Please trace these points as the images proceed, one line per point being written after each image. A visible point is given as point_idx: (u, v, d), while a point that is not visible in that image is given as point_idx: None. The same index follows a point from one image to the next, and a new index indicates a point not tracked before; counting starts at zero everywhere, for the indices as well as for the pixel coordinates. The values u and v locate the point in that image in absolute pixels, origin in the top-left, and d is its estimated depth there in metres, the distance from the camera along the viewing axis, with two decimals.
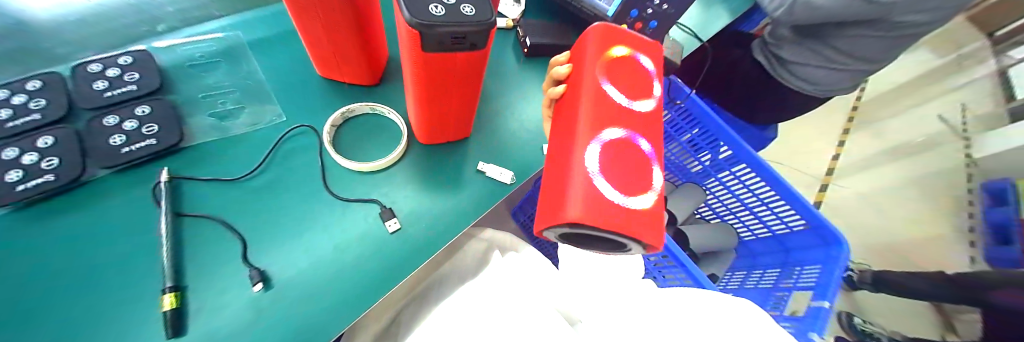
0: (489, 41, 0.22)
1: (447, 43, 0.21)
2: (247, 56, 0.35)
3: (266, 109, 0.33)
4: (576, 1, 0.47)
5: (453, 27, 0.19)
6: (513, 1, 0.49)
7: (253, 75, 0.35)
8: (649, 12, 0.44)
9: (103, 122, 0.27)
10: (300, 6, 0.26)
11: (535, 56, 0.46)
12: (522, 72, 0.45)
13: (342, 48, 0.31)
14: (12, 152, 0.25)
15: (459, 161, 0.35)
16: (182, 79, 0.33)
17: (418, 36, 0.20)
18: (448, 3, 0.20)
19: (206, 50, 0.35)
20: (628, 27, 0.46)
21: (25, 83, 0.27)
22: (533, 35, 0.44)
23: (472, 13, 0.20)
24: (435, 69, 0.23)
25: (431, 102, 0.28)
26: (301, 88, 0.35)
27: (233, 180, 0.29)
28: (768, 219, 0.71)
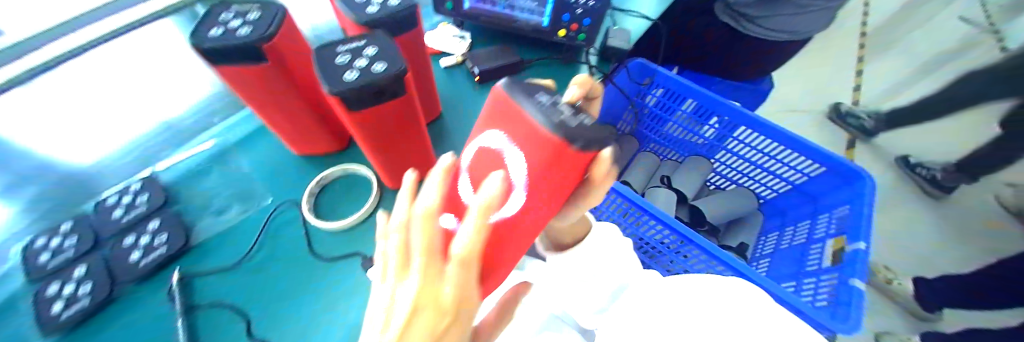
0: (407, 87, 0.25)
1: (371, 101, 0.23)
2: (232, 154, 0.40)
3: (254, 197, 0.38)
4: (511, 22, 0.51)
5: (369, 86, 0.22)
6: (458, 38, 0.53)
7: (240, 170, 0.39)
8: (579, 12, 0.47)
9: (122, 243, 0.32)
10: (256, 102, 0.29)
11: (487, 81, 0.50)
12: (478, 99, 0.49)
13: (303, 127, 0.34)
14: (54, 287, 0.29)
15: None
16: (185, 190, 0.37)
17: (340, 101, 0.22)
18: (362, 66, 0.23)
19: (205, 156, 0.39)
20: (566, 30, 0.49)
21: (59, 228, 0.33)
22: (481, 64, 0.49)
23: (383, 68, 0.23)
24: (371, 124, 0.26)
25: (377, 151, 0.30)
26: (282, 168, 0.40)
27: (231, 266, 0.33)
28: (783, 172, 0.67)
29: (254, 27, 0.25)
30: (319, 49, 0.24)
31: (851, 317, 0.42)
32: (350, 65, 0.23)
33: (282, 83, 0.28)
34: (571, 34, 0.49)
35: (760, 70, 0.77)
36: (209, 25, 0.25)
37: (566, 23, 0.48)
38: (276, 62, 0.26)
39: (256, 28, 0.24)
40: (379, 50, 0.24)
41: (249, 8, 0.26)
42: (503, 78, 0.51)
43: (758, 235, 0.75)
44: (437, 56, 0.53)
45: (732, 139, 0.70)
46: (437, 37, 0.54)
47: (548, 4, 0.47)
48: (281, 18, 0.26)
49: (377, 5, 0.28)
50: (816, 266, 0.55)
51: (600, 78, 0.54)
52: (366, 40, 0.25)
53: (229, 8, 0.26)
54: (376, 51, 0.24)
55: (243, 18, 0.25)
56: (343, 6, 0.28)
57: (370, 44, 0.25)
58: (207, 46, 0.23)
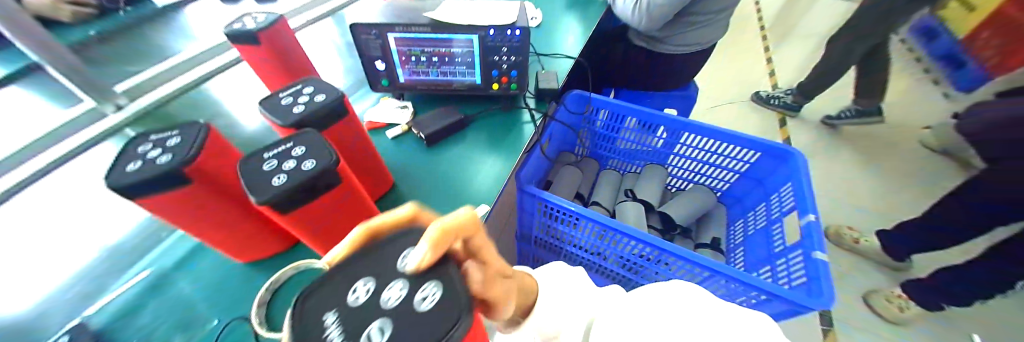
0: (342, 175, 0.26)
1: (305, 198, 0.24)
2: (172, 281, 0.38)
3: (200, 322, 0.35)
4: (448, 84, 0.55)
5: (298, 185, 0.22)
6: (400, 108, 0.56)
7: (184, 294, 0.37)
8: (505, 66, 0.52)
9: None
10: (188, 222, 0.28)
11: (435, 143, 0.52)
12: (429, 159, 0.50)
13: (244, 232, 0.33)
14: None
15: None
16: (118, 336, 0.33)
17: (271, 207, 0.23)
18: (290, 167, 0.24)
19: (143, 286, 0.37)
20: (497, 83, 0.54)
21: None
22: (426, 128, 0.51)
23: (312, 166, 0.23)
24: (309, 221, 0.26)
25: (323, 243, 0.29)
26: (233, 280, 0.38)
27: None
28: (728, 164, 0.72)
29: (174, 153, 0.25)
30: (245, 160, 0.25)
31: (824, 291, 0.43)
32: (279, 169, 0.24)
33: (211, 197, 0.27)
34: (503, 85, 0.54)
35: (683, 80, 0.86)
36: (126, 161, 0.25)
37: (496, 77, 0.53)
38: (202, 180, 0.26)
39: (177, 153, 0.25)
40: (305, 147, 0.25)
41: (169, 135, 0.27)
42: (450, 136, 0.54)
43: (727, 226, 0.78)
44: (383, 128, 0.55)
45: (676, 146, 0.75)
46: (380, 111, 0.56)
47: (476, 65, 0.52)
48: (202, 137, 0.27)
49: (303, 103, 0.30)
50: (782, 247, 0.58)
51: (541, 118, 0.57)
52: (292, 140, 0.26)
53: (148, 139, 0.27)
54: (302, 148, 0.25)
55: (163, 146, 0.26)
56: (268, 112, 0.30)
57: (296, 143, 0.26)
58: (125, 183, 0.23)
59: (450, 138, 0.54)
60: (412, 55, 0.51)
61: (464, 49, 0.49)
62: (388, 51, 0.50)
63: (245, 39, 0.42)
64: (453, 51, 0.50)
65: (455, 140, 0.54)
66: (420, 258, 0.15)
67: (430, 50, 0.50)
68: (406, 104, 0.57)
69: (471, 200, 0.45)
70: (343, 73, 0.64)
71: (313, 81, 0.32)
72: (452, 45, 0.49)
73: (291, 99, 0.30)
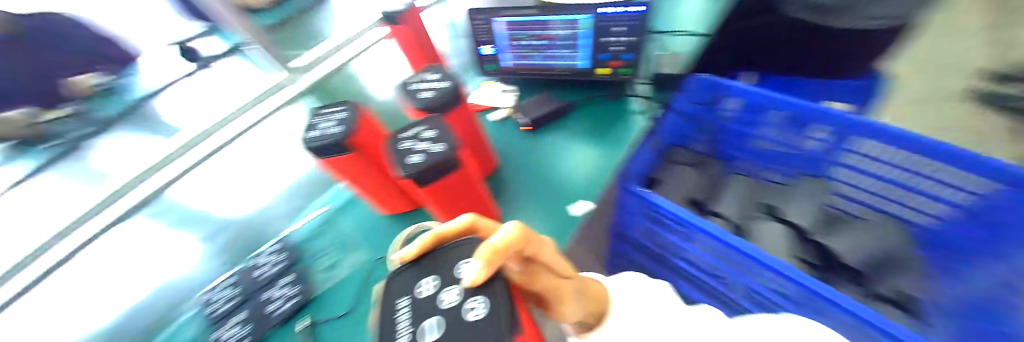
0: (463, 157, 0.27)
1: (436, 175, 0.25)
2: (335, 221, 0.51)
3: (352, 255, 0.47)
4: (551, 71, 0.53)
5: (431, 162, 0.24)
6: (505, 91, 0.57)
7: (341, 233, 0.50)
8: (615, 49, 0.47)
9: (271, 292, 0.41)
10: (352, 179, 0.36)
11: (539, 128, 0.52)
12: (530, 144, 0.51)
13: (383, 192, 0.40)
14: (231, 324, 0.39)
15: None
16: (307, 251, 0.47)
17: (413, 181, 0.25)
18: (423, 148, 0.26)
19: (315, 224, 0.50)
20: (607, 67, 0.49)
21: (222, 283, 0.42)
22: (530, 114, 0.51)
23: (441, 149, 0.25)
24: (437, 195, 0.28)
25: (444, 216, 0.32)
26: (373, 229, 0.49)
27: (340, 315, 0.41)
28: (940, 191, 0.38)
29: (343, 124, 0.30)
30: (391, 137, 0.28)
31: None
32: (412, 149, 0.26)
33: (365, 164, 0.33)
34: (613, 71, 0.49)
35: None
36: (308, 128, 0.31)
37: (604, 61, 0.49)
38: (359, 151, 0.31)
39: (346, 125, 0.30)
40: (438, 130, 0.27)
41: (336, 109, 0.33)
42: (555, 121, 0.53)
43: None
44: (484, 112, 0.57)
45: (853, 156, 0.43)
46: (484, 94, 0.58)
47: (584, 48, 0.48)
48: (360, 114, 0.32)
49: (430, 89, 0.32)
50: None
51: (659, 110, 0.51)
52: (425, 123, 0.28)
53: (323, 111, 0.33)
54: (434, 131, 0.27)
55: (333, 118, 0.32)
56: (406, 97, 0.33)
57: (427, 126, 0.28)
58: (314, 147, 0.30)
59: (553, 126, 0.53)
60: (519, 40, 0.50)
61: (573, 30, 0.46)
62: (495, 34, 0.50)
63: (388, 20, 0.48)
64: (560, 33, 0.47)
65: (562, 125, 0.52)
66: (474, 274, 0.14)
67: (535, 32, 0.48)
68: (513, 89, 0.58)
69: (573, 194, 0.44)
70: (452, 55, 0.68)
71: (441, 69, 0.35)
72: (561, 26, 0.46)
73: (419, 84, 0.33)
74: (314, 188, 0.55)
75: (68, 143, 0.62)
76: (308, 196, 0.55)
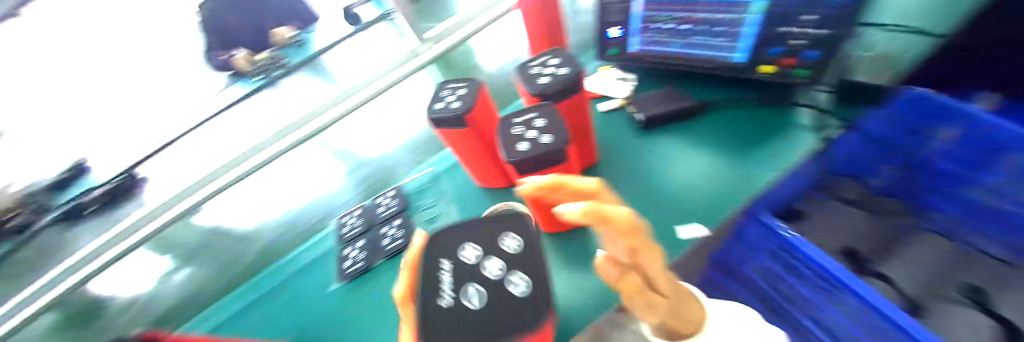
0: (569, 152, 0.25)
1: (539, 166, 0.25)
2: (439, 181, 0.56)
3: (448, 215, 0.51)
4: (688, 60, 0.46)
5: (537, 154, 0.24)
6: (622, 79, 0.52)
7: (441, 192, 0.54)
8: (799, 43, 0.37)
9: (383, 231, 0.50)
10: (462, 148, 0.40)
11: (652, 127, 0.47)
12: (640, 144, 0.46)
13: (483, 165, 0.43)
14: (356, 247, 0.50)
15: (584, 245, 0.41)
16: (414, 201, 0.54)
17: (514, 167, 0.25)
18: (532, 136, 0.25)
19: (423, 181, 0.56)
20: (771, 63, 0.41)
21: (354, 213, 0.54)
22: (646, 110, 0.46)
23: (549, 141, 0.24)
24: (533, 185, 0.28)
25: None
26: (469, 195, 0.52)
27: None
28: None
29: (463, 101, 0.35)
30: (502, 122, 0.28)
31: None
32: (522, 135, 0.26)
33: (475, 138, 0.37)
34: (782, 70, 0.40)
35: None
36: (436, 100, 0.37)
37: (772, 57, 0.40)
38: (473, 127, 0.35)
39: (466, 103, 0.35)
40: (548, 122, 0.26)
41: (459, 85, 0.38)
42: (673, 123, 0.47)
43: None
44: (597, 100, 0.53)
45: None
46: (599, 81, 0.53)
47: (745, 38, 0.40)
48: (478, 94, 0.36)
49: (548, 74, 0.32)
50: None
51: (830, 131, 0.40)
52: (537, 111, 0.27)
53: (448, 86, 0.38)
54: (545, 123, 0.26)
55: (456, 94, 0.36)
56: (521, 78, 0.33)
57: (540, 116, 0.27)
58: (437, 117, 0.35)
59: (670, 130, 0.47)
60: (656, 22, 0.44)
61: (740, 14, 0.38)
62: (631, 16, 0.45)
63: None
64: (720, 18, 0.40)
65: (681, 129, 0.46)
66: (528, 183, 0.14)
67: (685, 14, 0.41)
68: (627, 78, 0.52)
69: (684, 206, 0.39)
70: (572, 33, 0.65)
71: (559, 52, 0.34)
72: (719, 10, 0.39)
73: (539, 68, 0.33)
74: (427, 149, 0.62)
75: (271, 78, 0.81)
76: (421, 154, 0.61)
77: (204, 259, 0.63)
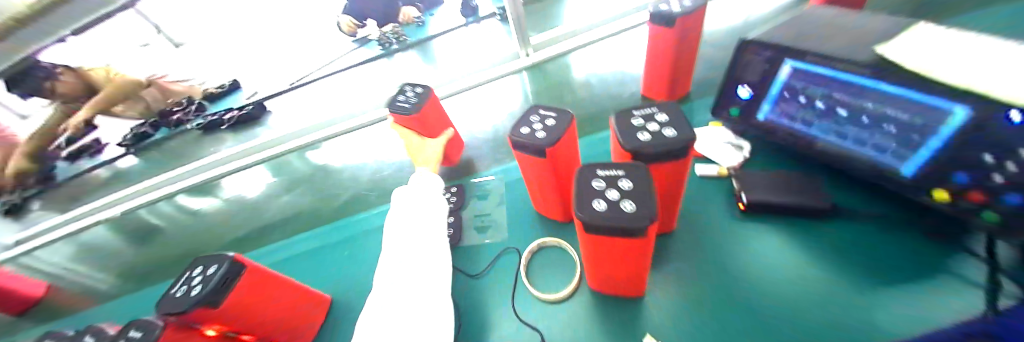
0: (651, 231, 0.24)
1: (613, 232, 0.24)
2: (500, 190, 0.57)
3: (500, 227, 0.52)
4: (829, 149, 0.40)
5: (614, 221, 0.24)
6: (735, 147, 0.47)
7: (500, 201, 0.56)
8: (998, 182, 0.28)
9: None
10: (534, 175, 0.40)
11: (751, 211, 0.42)
12: (722, 227, 0.42)
13: (548, 196, 0.43)
14: None
15: (625, 315, 0.38)
16: (473, 204, 0.56)
17: (584, 224, 0.25)
18: (611, 197, 0.25)
19: (487, 186, 0.59)
20: (949, 192, 0.32)
21: None
22: (753, 190, 0.41)
23: (630, 209, 0.24)
24: (598, 245, 0.27)
25: (595, 261, 0.31)
26: (524, 215, 0.52)
27: (467, 275, 0.47)
28: None
29: (548, 133, 0.35)
30: (582, 168, 0.28)
31: None
32: (602, 193, 0.26)
33: (551, 169, 0.37)
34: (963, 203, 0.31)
35: None
36: (522, 123, 0.37)
37: (955, 186, 0.31)
38: (551, 160, 0.35)
39: (550, 136, 0.34)
40: (633, 185, 0.26)
41: (549, 114, 0.37)
42: (775, 215, 0.41)
43: None
44: (697, 160, 0.49)
45: None
46: (703, 139, 0.49)
47: (924, 150, 0.32)
48: (565, 127, 0.35)
49: (649, 131, 0.30)
50: None
51: (1002, 300, 0.30)
52: (623, 169, 0.27)
53: (537, 111, 0.38)
54: (631, 185, 0.26)
55: (544, 122, 0.36)
56: (618, 124, 0.31)
57: (625, 174, 0.27)
58: (518, 142, 0.35)
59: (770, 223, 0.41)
60: (806, 95, 0.38)
61: (924, 121, 0.30)
62: (774, 80, 0.40)
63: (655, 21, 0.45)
64: (893, 115, 0.32)
65: (782, 226, 0.41)
66: None
67: (845, 96, 0.35)
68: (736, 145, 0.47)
69: (772, 316, 0.34)
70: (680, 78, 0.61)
71: (670, 108, 0.31)
72: (898, 106, 0.32)
73: (640, 120, 0.31)
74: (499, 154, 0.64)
75: (390, 50, 0.93)
76: (492, 157, 0.64)
77: (299, 187, 0.74)
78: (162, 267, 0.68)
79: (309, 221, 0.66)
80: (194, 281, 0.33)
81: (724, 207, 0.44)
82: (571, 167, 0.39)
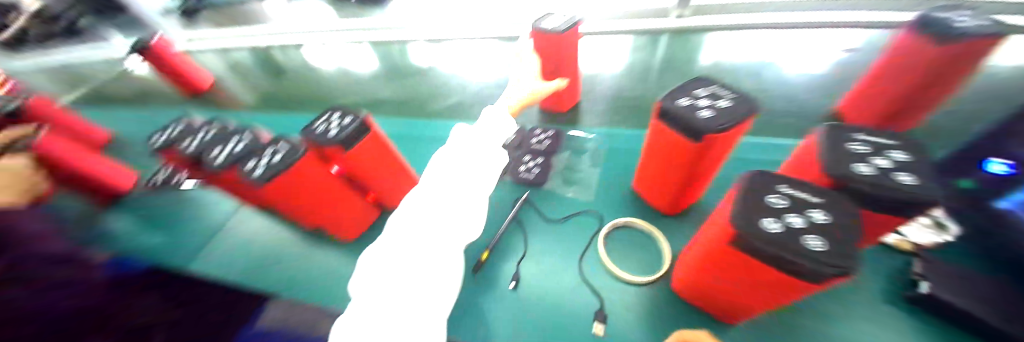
0: (828, 283, 0.22)
1: (772, 263, 0.22)
2: (596, 153, 0.57)
3: (585, 188, 0.53)
4: None
5: (787, 252, 0.21)
6: (930, 227, 0.39)
7: (595, 164, 0.56)
8: None
9: (528, 163, 0.57)
10: (661, 156, 0.37)
11: (921, 303, 0.35)
12: (837, 290, 0.38)
13: (664, 182, 0.40)
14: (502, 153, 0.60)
15: (689, 321, 0.38)
16: (568, 157, 0.58)
17: (733, 237, 0.24)
18: (794, 222, 0.23)
19: (588, 144, 0.59)
20: None
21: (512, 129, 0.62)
22: (942, 284, 0.34)
23: (818, 248, 0.21)
24: (730, 260, 0.26)
25: (709, 269, 0.30)
26: (616, 187, 0.52)
27: (545, 218, 0.51)
28: None
29: (716, 116, 0.29)
30: (760, 174, 0.26)
31: None
32: (780, 213, 0.23)
33: (692, 159, 0.33)
34: None
35: None
36: (682, 94, 0.32)
37: None
38: (698, 150, 0.31)
39: (719, 120, 0.28)
40: (829, 222, 0.23)
41: (724, 94, 0.31)
42: (943, 319, 0.35)
43: None
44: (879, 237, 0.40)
45: None
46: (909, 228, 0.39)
47: None
48: (742, 116, 0.28)
49: (874, 164, 0.25)
50: None
51: None
52: (822, 197, 0.24)
53: (709, 86, 0.32)
54: (826, 220, 0.23)
55: (715, 101, 0.30)
56: (828, 145, 0.27)
57: (821, 203, 0.24)
58: (671, 114, 0.31)
59: (902, 321, 0.36)
60: None
61: None
62: None
63: (930, 34, 0.33)
64: None
65: (945, 330, 0.35)
66: None
67: None
68: (933, 220, 0.39)
69: None
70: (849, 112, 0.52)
71: (915, 151, 0.26)
72: None
73: (863, 152, 0.26)
74: (605, 118, 0.62)
75: None
76: (597, 119, 0.62)
77: (406, 77, 0.80)
78: (293, 103, 0.81)
79: (412, 110, 0.72)
80: (332, 124, 0.42)
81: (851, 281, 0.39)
82: (711, 166, 0.35)
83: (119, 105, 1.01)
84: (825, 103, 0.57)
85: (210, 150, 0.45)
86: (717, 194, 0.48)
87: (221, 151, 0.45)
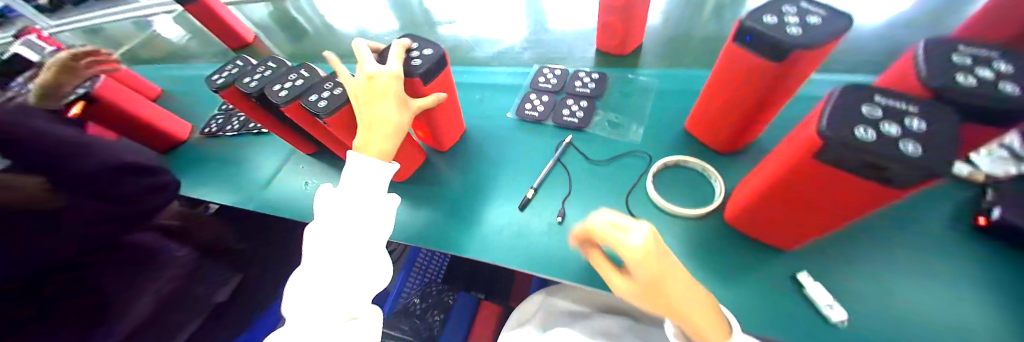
0: (918, 186, 0.22)
1: (856, 169, 0.23)
2: (645, 96, 0.57)
3: (631, 129, 0.53)
4: None
5: (876, 155, 0.21)
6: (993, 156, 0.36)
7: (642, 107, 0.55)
8: None
9: (573, 107, 0.57)
10: (727, 86, 0.37)
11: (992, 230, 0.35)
12: (899, 222, 0.38)
13: (723, 117, 0.40)
14: (545, 97, 0.60)
15: (740, 248, 0.39)
16: (614, 100, 0.58)
17: (818, 146, 0.24)
18: (885, 131, 0.22)
19: (635, 88, 0.58)
20: None
21: (557, 73, 0.61)
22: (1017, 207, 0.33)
23: (913, 151, 0.21)
24: (806, 174, 0.26)
25: (777, 191, 0.30)
26: (665, 128, 0.52)
27: (589, 159, 0.52)
28: None
29: (806, 31, 0.28)
30: (852, 88, 0.25)
31: None
32: (872, 123, 0.23)
33: (764, 85, 0.33)
34: None
35: None
36: (768, 11, 0.31)
37: None
38: (777, 71, 0.31)
39: (809, 35, 0.28)
40: (927, 130, 0.22)
41: (812, 11, 0.30)
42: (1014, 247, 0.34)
43: None
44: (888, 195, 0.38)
45: None
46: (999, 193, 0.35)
47: None
48: (833, 31, 0.28)
49: (973, 74, 0.25)
50: None
51: None
52: (918, 107, 0.23)
53: (799, 2, 0.31)
54: (923, 128, 0.22)
55: (804, 18, 0.29)
56: (924, 60, 0.26)
57: (916, 114, 0.23)
58: (756, 31, 0.30)
59: (967, 247, 0.36)
60: None
61: None
62: None
63: None
64: None
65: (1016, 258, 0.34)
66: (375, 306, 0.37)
67: None
68: (1013, 154, 0.34)
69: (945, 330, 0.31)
70: None
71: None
72: None
73: (965, 64, 0.25)
74: (654, 63, 0.61)
75: None
76: (646, 64, 0.61)
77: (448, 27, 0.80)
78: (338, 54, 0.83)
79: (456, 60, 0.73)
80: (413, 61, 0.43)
81: (914, 213, 0.38)
82: (782, 96, 0.35)
83: (162, 63, 1.05)
84: (893, 39, 0.54)
85: (274, 85, 0.47)
86: (773, 134, 0.47)
87: (283, 85, 0.47)
